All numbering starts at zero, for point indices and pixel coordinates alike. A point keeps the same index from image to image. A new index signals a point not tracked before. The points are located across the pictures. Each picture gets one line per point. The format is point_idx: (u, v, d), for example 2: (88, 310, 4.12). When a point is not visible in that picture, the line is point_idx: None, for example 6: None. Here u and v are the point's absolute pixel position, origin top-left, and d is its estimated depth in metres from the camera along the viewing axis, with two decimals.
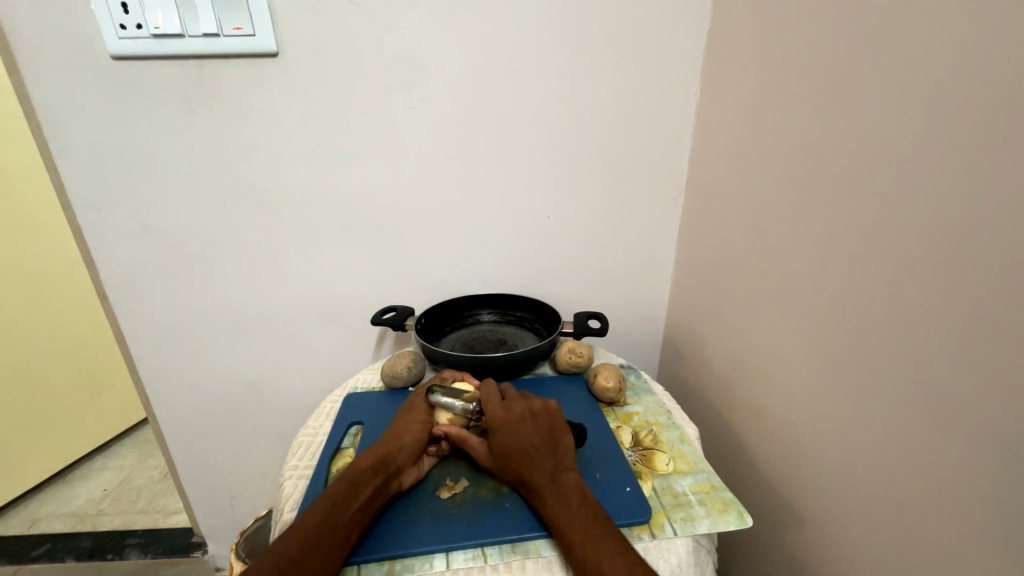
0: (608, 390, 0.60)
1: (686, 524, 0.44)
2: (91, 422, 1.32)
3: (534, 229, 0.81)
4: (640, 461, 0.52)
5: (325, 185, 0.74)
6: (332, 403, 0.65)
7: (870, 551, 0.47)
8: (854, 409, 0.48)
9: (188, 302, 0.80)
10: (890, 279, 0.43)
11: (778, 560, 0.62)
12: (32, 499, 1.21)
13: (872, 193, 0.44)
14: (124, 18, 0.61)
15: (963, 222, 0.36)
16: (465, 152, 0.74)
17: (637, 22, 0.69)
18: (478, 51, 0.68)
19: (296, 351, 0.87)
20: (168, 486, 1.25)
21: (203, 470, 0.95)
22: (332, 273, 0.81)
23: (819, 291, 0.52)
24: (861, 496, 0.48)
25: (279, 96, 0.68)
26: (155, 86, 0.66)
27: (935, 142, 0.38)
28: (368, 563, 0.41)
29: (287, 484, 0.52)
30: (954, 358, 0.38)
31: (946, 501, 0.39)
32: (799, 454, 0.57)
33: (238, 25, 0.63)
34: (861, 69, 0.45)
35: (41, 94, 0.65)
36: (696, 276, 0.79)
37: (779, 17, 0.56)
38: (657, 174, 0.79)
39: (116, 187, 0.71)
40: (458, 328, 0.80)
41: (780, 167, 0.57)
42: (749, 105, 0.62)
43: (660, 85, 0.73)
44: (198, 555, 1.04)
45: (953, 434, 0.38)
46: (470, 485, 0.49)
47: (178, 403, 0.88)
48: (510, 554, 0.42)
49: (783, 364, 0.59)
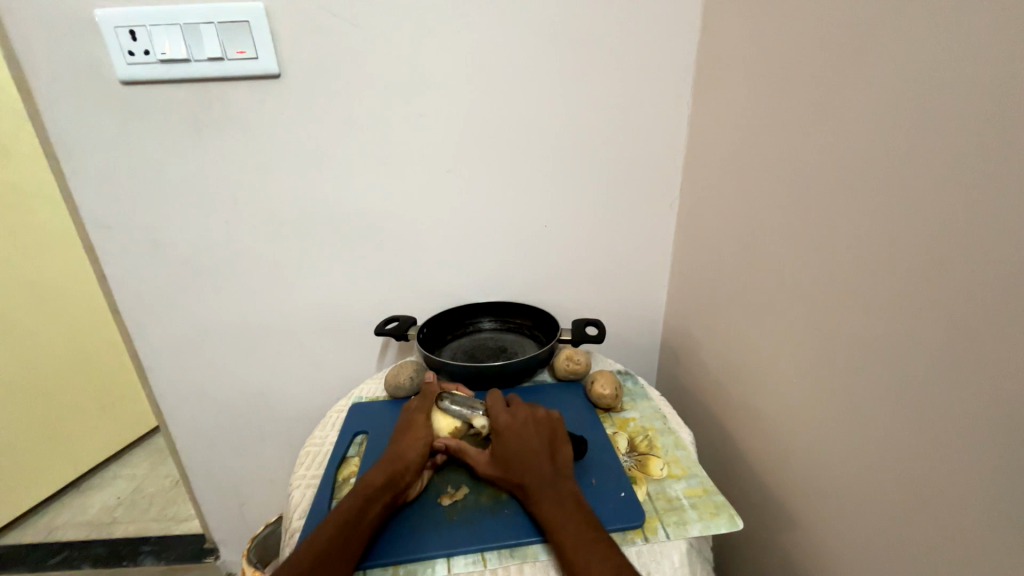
0: (604, 397, 0.62)
1: (679, 528, 0.45)
2: (104, 432, 1.35)
3: (533, 238, 0.82)
4: (635, 466, 0.54)
5: (327, 198, 0.76)
6: (338, 413, 0.67)
7: (865, 550, 0.48)
8: (847, 415, 0.49)
9: (197, 315, 0.82)
10: (879, 285, 0.44)
11: (775, 562, 0.63)
12: (47, 508, 1.24)
13: (862, 203, 0.45)
14: (133, 44, 0.63)
15: (949, 232, 0.38)
16: (463, 164, 0.76)
17: (630, 34, 0.70)
18: (475, 66, 0.70)
19: (302, 360, 0.89)
20: (179, 493, 1.27)
21: (213, 478, 0.97)
22: (336, 285, 0.83)
23: (811, 298, 0.53)
24: (854, 499, 0.49)
25: (282, 114, 0.70)
26: (162, 109, 0.68)
27: (921, 156, 0.39)
28: (373, 568, 0.43)
29: (295, 493, 0.54)
30: (941, 365, 0.39)
31: (937, 502, 0.40)
32: (795, 456, 0.58)
33: (242, 49, 0.65)
34: (850, 81, 0.46)
35: (54, 117, 0.67)
36: (692, 281, 0.80)
37: (768, 29, 0.57)
38: (653, 181, 0.80)
39: (127, 206, 0.73)
40: (460, 336, 0.82)
41: (772, 177, 0.58)
42: (740, 115, 0.64)
43: (654, 94, 0.74)
44: (210, 561, 1.06)
45: (943, 439, 0.39)
46: (470, 492, 0.50)
47: (188, 412, 0.90)
48: (508, 559, 0.44)
49: (778, 370, 0.60)
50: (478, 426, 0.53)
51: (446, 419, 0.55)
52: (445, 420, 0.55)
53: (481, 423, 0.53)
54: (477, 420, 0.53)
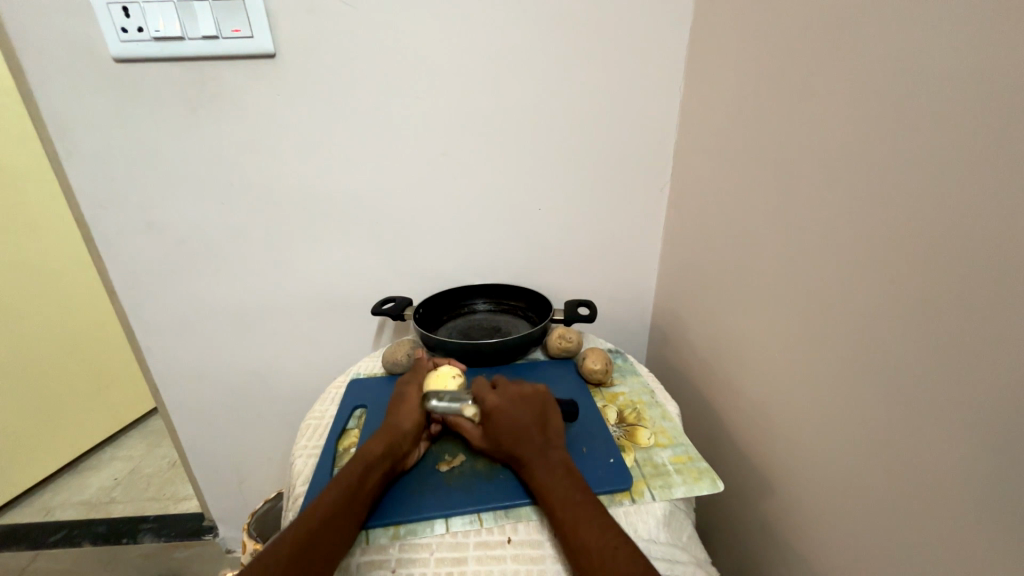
0: (595, 372, 0.64)
1: (664, 490, 0.48)
2: (98, 415, 1.35)
3: (527, 221, 0.84)
4: (624, 436, 0.56)
5: (322, 180, 0.77)
6: (337, 388, 0.68)
7: (837, 513, 0.51)
8: (821, 387, 0.52)
9: (193, 296, 0.83)
10: (852, 265, 0.46)
11: (755, 528, 0.67)
12: (43, 490, 1.25)
13: (838, 186, 0.47)
14: (125, 21, 0.63)
15: (911, 212, 0.40)
16: (459, 147, 0.77)
17: (624, 18, 0.71)
18: (470, 49, 0.71)
19: (299, 341, 0.90)
20: (177, 474, 1.29)
21: (212, 457, 0.99)
22: (331, 266, 0.84)
23: (791, 278, 0.55)
24: (827, 465, 0.52)
25: (276, 95, 0.70)
26: (156, 87, 0.68)
27: (890, 141, 0.41)
28: (376, 529, 0.45)
29: (298, 462, 0.56)
30: (904, 338, 0.42)
31: (897, 466, 0.43)
32: (774, 428, 0.61)
33: (237, 27, 0.65)
34: (829, 66, 0.47)
35: (45, 95, 0.66)
36: (681, 264, 0.82)
37: (755, 16, 0.59)
38: (644, 166, 0.82)
39: (121, 185, 0.73)
40: (455, 317, 0.83)
41: (757, 161, 0.60)
42: (728, 100, 0.65)
43: (647, 80, 0.76)
44: (210, 538, 1.09)
45: (903, 407, 0.42)
46: (466, 459, 0.53)
47: (186, 393, 0.91)
48: (504, 518, 0.46)
49: (760, 347, 0.62)
50: (469, 414, 0.51)
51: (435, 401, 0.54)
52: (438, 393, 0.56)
53: (472, 412, 0.51)
54: (468, 411, 0.51)
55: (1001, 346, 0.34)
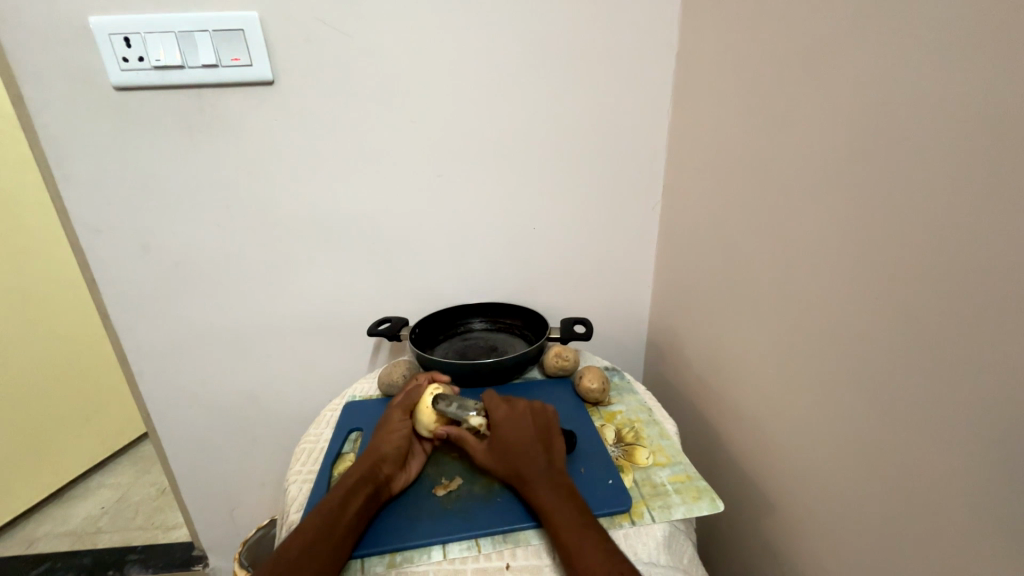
0: (592, 391, 0.64)
1: (663, 511, 0.48)
2: (86, 442, 1.32)
3: (522, 240, 0.85)
4: (622, 455, 0.56)
5: (317, 201, 0.77)
6: (332, 411, 0.67)
7: (838, 530, 0.51)
8: (819, 406, 0.52)
9: (188, 318, 0.82)
10: (845, 283, 0.47)
11: (756, 548, 0.66)
12: (27, 521, 1.21)
13: (829, 206, 0.49)
14: (127, 51, 0.64)
15: (902, 232, 0.41)
16: (454, 168, 0.78)
17: (614, 44, 0.74)
18: (465, 74, 0.73)
19: (293, 362, 0.89)
20: (166, 501, 1.25)
21: (203, 483, 0.96)
22: (327, 286, 0.84)
23: (786, 296, 0.56)
24: (825, 482, 0.52)
25: (273, 119, 0.71)
26: (156, 114, 0.69)
27: (877, 165, 0.43)
28: (370, 557, 0.44)
29: (292, 488, 0.55)
30: (900, 356, 0.42)
31: (897, 485, 0.43)
32: (771, 445, 0.61)
33: (236, 56, 0.66)
34: (815, 92, 0.49)
35: (45, 121, 0.67)
36: (675, 280, 0.83)
37: (741, 43, 0.61)
38: (636, 184, 0.83)
39: (118, 209, 0.73)
40: (451, 336, 0.83)
41: (748, 181, 0.61)
42: (717, 121, 0.67)
43: (638, 103, 0.78)
44: (199, 568, 1.05)
45: (899, 425, 0.43)
46: (464, 482, 0.52)
47: (178, 417, 0.90)
48: (501, 543, 0.45)
49: (756, 364, 0.63)
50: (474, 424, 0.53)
51: (426, 415, 0.55)
52: (426, 416, 0.55)
53: (478, 421, 0.53)
54: (473, 419, 0.53)
55: (998, 358, 0.34)
